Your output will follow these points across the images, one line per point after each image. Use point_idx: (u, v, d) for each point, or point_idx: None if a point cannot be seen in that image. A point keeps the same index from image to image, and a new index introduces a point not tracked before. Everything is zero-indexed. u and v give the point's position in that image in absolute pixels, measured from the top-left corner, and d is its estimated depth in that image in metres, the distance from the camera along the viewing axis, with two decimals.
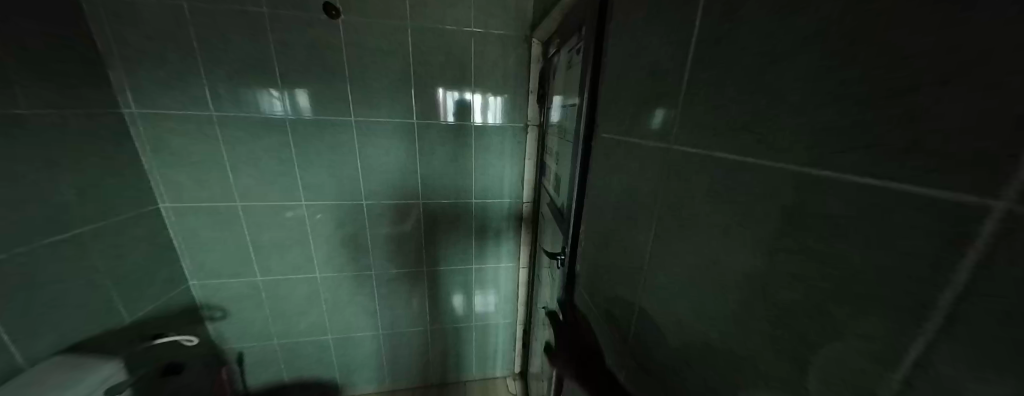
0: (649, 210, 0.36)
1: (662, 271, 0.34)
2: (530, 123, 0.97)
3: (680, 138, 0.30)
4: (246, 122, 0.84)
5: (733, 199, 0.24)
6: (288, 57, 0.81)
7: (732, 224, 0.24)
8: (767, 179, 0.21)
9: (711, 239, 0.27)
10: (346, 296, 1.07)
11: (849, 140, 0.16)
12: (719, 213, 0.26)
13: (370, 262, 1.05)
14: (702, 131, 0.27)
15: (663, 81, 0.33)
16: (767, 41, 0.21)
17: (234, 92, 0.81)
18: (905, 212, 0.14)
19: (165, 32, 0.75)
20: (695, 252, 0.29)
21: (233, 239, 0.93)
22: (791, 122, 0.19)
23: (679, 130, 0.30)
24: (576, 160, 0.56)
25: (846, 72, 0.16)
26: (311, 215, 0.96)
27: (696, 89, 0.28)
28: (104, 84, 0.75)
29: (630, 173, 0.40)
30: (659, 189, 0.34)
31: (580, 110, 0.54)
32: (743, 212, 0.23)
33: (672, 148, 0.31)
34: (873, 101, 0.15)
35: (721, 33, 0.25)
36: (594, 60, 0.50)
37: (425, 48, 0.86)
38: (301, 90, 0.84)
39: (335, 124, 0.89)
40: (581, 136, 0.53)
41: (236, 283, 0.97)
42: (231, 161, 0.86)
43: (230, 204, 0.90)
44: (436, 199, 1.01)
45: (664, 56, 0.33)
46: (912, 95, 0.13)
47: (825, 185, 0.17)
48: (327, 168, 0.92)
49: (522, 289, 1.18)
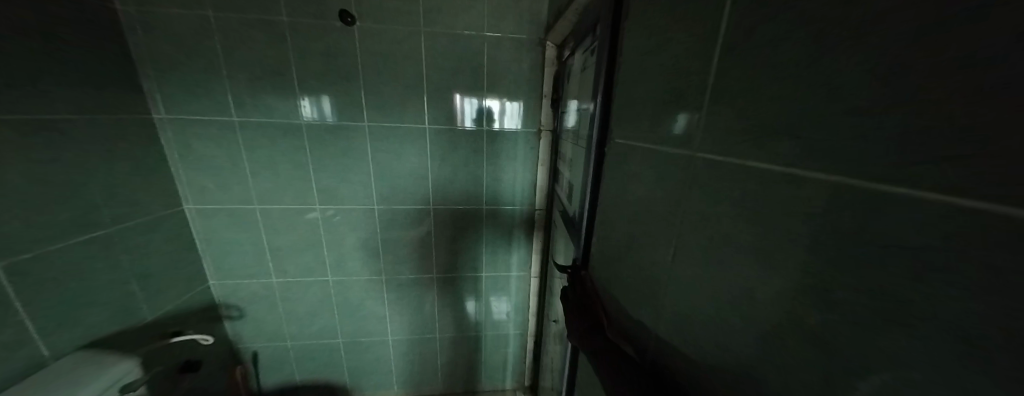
0: (667, 224, 0.33)
1: (681, 294, 0.30)
2: (543, 128, 0.94)
3: (704, 145, 0.27)
4: (265, 128, 0.87)
5: (767, 217, 0.20)
6: (304, 65, 0.83)
7: (764, 246, 0.21)
8: (810, 195, 0.17)
9: (738, 262, 0.23)
10: (357, 301, 1.07)
11: (915, 150, 0.13)
12: (749, 232, 0.22)
13: (380, 267, 1.04)
14: (730, 136, 0.24)
15: (684, 81, 0.30)
16: (807, 30, 0.18)
17: (255, 98, 0.84)
18: (973, 243, 0.11)
19: (193, 43, 0.79)
20: (720, 275, 0.25)
21: (250, 241, 0.96)
22: (846, 126, 0.16)
23: (703, 136, 0.27)
24: (588, 169, 0.53)
25: (914, 62, 0.13)
26: (324, 219, 0.97)
27: (723, 90, 0.25)
28: (137, 91, 0.80)
29: (646, 182, 0.37)
30: (679, 201, 0.30)
31: (593, 115, 0.51)
32: (780, 232, 0.20)
33: (694, 157, 0.28)
34: (942, 101, 0.12)
35: (749, 25, 0.22)
36: (607, 62, 0.47)
37: (438, 53, 0.86)
38: (325, 97, 0.86)
39: (349, 130, 0.90)
40: (593, 143, 0.50)
41: (253, 283, 1.00)
42: (251, 165, 0.89)
43: (249, 206, 0.92)
44: (447, 205, 1.00)
45: (685, 54, 0.30)
46: (982, 96, 0.10)
47: (890, 204, 0.14)
48: (341, 173, 0.93)
49: (534, 299, 1.14)
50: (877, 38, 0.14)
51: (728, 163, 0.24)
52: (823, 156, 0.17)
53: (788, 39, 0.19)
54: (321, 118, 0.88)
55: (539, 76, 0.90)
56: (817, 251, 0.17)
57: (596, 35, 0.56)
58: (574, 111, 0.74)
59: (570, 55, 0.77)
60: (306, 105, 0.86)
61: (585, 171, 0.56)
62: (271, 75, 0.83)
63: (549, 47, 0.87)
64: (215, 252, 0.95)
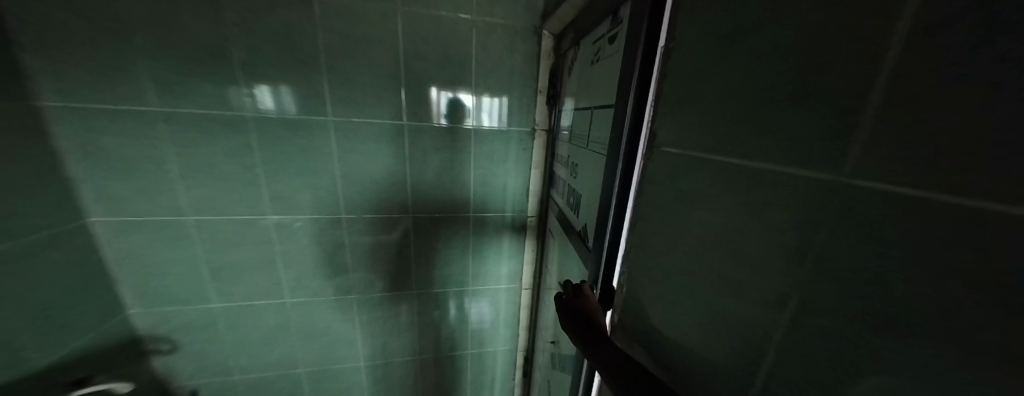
0: (716, 255, 0.27)
1: (737, 346, 0.25)
2: (538, 127, 0.85)
3: (734, 155, 0.25)
4: (199, 121, 0.71)
5: (812, 234, 0.19)
6: (252, 46, 0.68)
7: (810, 268, 0.19)
8: None
9: (786, 289, 0.21)
10: (323, 324, 0.93)
11: None
12: (795, 251, 0.20)
13: (351, 284, 0.91)
14: (784, 147, 0.21)
15: (710, 85, 0.27)
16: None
17: (186, 85, 0.68)
18: None
19: (99, 10, 0.61)
20: (763, 304, 0.22)
21: (183, 261, 0.79)
22: None
23: (728, 145, 0.25)
24: (616, 183, 0.45)
25: None
26: (277, 231, 0.82)
27: (750, 96, 0.23)
28: (16, 69, 0.60)
29: (710, 208, 0.27)
30: (723, 223, 0.26)
31: (619, 120, 0.45)
32: (825, 251, 0.18)
33: (723, 166, 0.26)
34: None
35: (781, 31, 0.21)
36: (646, 62, 0.40)
37: (419, 37, 0.74)
38: (285, 87, 0.72)
39: (308, 127, 0.76)
40: (627, 155, 0.44)
41: (189, 310, 0.83)
42: (182, 168, 0.73)
43: (181, 217, 0.76)
44: (430, 213, 0.89)
45: (726, 52, 0.26)
46: None
47: None
48: (301, 178, 0.79)
49: (525, 313, 1.06)
50: (930, 44, 0.14)
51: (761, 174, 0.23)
52: (878, 167, 0.16)
53: (827, 47, 0.18)
54: (283, 111, 0.73)
55: (535, 69, 0.81)
56: (913, 288, 0.14)
57: (621, 26, 0.49)
58: (579, 111, 0.65)
59: (574, 49, 0.69)
60: (264, 94, 0.71)
61: (604, 184, 0.49)
62: (206, 56, 0.67)
63: (546, 37, 0.78)
64: (137, 273, 0.78)
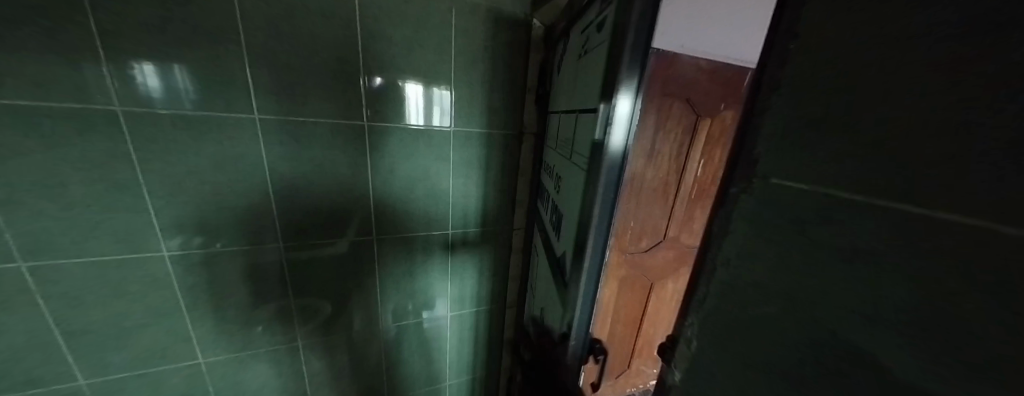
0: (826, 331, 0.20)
1: None
2: (526, 131, 0.76)
3: (791, 174, 0.22)
4: (36, 114, 0.50)
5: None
6: (124, 17, 0.50)
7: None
8: None
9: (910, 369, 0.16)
10: (255, 382, 0.77)
11: None
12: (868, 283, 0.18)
13: (294, 332, 0.77)
14: None
15: (765, 93, 0.23)
16: None
17: (14, 64, 0.47)
18: None
19: None
20: (812, 331, 0.20)
21: (22, 309, 0.57)
22: None
23: (780, 163, 0.22)
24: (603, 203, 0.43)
25: None
26: (179, 260, 0.63)
27: (809, 111, 0.20)
28: None
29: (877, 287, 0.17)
30: (788, 259, 0.22)
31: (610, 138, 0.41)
32: None
33: (773, 186, 0.23)
34: None
35: (853, 38, 0.18)
36: (637, 77, 0.40)
37: (383, 17, 0.60)
38: (178, 67, 0.53)
39: (213, 124, 0.57)
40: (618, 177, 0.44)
41: (41, 371, 0.62)
42: (12, 203, 0.52)
43: (10, 270, 0.55)
44: (400, 233, 0.77)
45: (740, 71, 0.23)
46: None
47: None
48: (213, 194, 0.61)
49: (509, 332, 0.98)
50: None
51: (823, 194, 0.20)
52: None
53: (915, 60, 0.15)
54: (175, 105, 0.55)
55: (523, 63, 0.71)
56: None
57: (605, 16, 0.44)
58: (560, 114, 0.60)
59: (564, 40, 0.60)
60: (148, 74, 0.52)
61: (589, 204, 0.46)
62: (44, 22, 0.47)
63: (536, 27, 0.69)
64: None
